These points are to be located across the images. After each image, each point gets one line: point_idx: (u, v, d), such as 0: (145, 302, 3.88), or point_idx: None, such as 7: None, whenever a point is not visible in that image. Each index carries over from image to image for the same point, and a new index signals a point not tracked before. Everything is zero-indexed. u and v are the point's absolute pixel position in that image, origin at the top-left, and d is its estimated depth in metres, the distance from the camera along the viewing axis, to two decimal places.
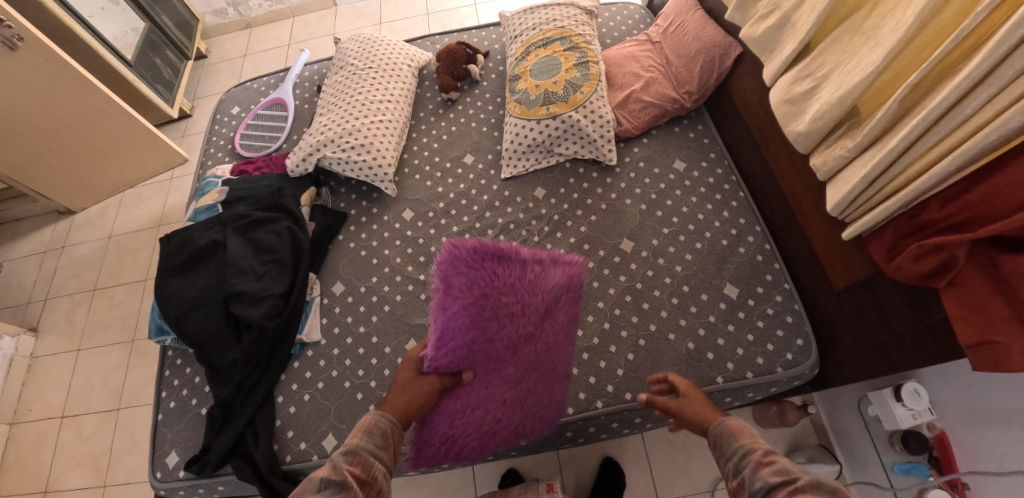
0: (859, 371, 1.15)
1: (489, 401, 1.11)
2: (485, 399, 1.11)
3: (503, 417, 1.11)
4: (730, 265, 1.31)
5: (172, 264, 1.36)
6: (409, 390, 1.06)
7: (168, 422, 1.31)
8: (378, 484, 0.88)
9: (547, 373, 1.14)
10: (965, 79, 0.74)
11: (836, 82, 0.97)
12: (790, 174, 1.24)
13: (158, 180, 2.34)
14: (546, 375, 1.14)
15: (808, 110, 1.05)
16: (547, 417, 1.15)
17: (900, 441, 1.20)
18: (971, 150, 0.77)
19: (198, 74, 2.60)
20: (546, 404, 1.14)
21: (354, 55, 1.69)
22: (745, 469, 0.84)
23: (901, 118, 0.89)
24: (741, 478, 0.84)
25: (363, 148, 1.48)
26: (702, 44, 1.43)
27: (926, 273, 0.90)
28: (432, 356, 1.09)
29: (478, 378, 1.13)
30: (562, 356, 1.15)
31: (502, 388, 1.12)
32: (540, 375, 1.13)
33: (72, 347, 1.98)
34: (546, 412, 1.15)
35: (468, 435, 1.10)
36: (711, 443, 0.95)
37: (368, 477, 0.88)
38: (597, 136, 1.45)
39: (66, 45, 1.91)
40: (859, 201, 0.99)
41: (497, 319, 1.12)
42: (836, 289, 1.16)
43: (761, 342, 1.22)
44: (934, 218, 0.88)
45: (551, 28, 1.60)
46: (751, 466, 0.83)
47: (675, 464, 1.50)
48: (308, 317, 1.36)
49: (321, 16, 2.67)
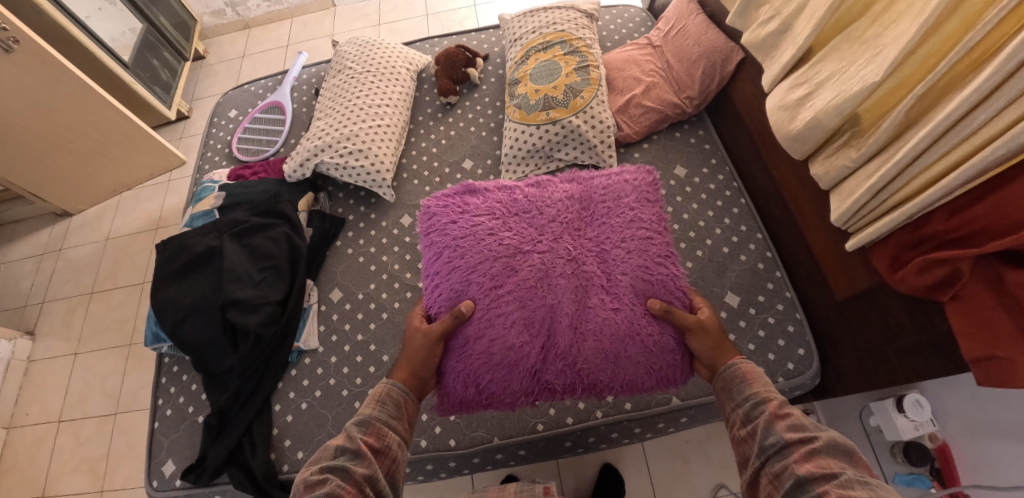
0: (861, 381, 1.14)
1: (493, 331, 1.11)
2: (485, 325, 1.11)
3: (527, 323, 1.11)
4: (731, 273, 1.29)
5: (168, 271, 1.35)
6: (418, 349, 1.08)
7: (165, 430, 1.31)
8: (392, 453, 0.90)
9: (597, 284, 1.14)
10: (974, 92, 0.73)
11: (831, 89, 0.96)
12: (792, 181, 1.23)
13: (155, 182, 2.32)
14: (584, 287, 1.14)
15: (800, 113, 1.03)
16: (644, 340, 1.10)
17: (902, 452, 1.19)
18: (980, 163, 0.76)
19: (196, 75, 2.58)
20: (611, 318, 1.11)
21: (352, 59, 1.68)
22: (758, 420, 0.83)
23: (906, 128, 0.87)
24: (750, 427, 0.83)
25: (362, 153, 1.47)
26: (703, 48, 1.42)
27: (931, 286, 0.89)
28: (427, 300, 1.18)
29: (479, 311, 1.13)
30: (635, 259, 1.16)
31: (503, 304, 1.12)
32: (588, 282, 1.14)
33: (69, 351, 1.97)
34: (621, 332, 1.10)
35: (491, 351, 1.10)
36: (720, 387, 0.94)
37: (383, 446, 0.90)
38: (597, 141, 1.43)
39: (62, 46, 1.89)
40: (862, 212, 0.98)
41: (472, 242, 1.19)
42: (838, 299, 1.15)
43: (762, 351, 1.20)
44: (939, 231, 0.86)
45: (551, 31, 1.58)
46: (765, 418, 0.81)
47: (675, 471, 1.49)
48: (305, 324, 1.34)
49: (320, 17, 2.65)
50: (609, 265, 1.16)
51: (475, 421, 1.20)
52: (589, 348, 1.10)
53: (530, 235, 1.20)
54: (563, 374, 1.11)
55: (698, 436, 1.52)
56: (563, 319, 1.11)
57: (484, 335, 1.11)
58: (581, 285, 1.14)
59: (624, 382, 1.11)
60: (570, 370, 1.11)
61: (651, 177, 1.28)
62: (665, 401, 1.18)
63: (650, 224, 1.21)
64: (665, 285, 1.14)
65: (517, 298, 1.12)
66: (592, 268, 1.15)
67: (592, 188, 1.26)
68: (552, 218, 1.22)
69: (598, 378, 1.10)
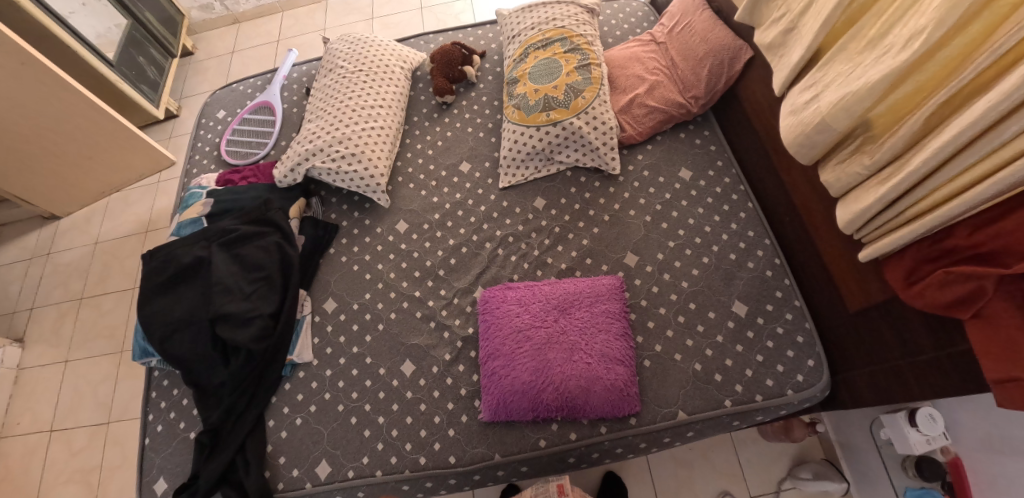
0: (873, 394, 1.10)
1: (495, 361, 1.18)
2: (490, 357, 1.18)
3: (519, 357, 1.16)
4: (739, 281, 1.25)
5: (155, 283, 1.30)
6: None
7: (156, 446, 1.27)
8: None
9: (573, 329, 1.18)
10: (1003, 101, 0.68)
11: (835, 92, 0.91)
12: (802, 186, 1.18)
13: (144, 184, 2.26)
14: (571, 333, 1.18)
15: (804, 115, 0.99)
16: (609, 379, 1.12)
17: (913, 466, 1.17)
18: (1007, 178, 0.71)
19: (184, 72, 2.51)
20: (590, 362, 1.15)
21: (343, 57, 1.61)
22: None
23: (924, 136, 0.82)
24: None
25: (355, 157, 1.42)
26: (710, 46, 1.36)
27: (950, 303, 0.84)
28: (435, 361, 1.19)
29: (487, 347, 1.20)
30: (607, 309, 1.20)
31: (500, 343, 1.19)
32: (564, 328, 1.18)
33: (60, 358, 1.93)
34: (591, 372, 1.13)
35: (491, 386, 1.15)
36: None
37: None
38: (600, 143, 1.38)
39: (43, 45, 1.82)
40: (876, 223, 0.94)
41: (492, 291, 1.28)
42: (850, 310, 1.11)
43: (771, 362, 1.16)
44: (960, 245, 0.82)
45: (550, 28, 1.52)
46: None
47: (679, 480, 1.46)
48: (299, 336, 1.30)
49: (311, 11, 2.58)
50: (585, 313, 1.20)
51: (475, 437, 1.17)
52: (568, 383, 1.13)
53: (527, 286, 1.26)
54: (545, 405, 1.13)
55: (703, 444, 1.49)
56: (543, 359, 1.15)
57: (488, 371, 1.17)
58: (559, 330, 1.18)
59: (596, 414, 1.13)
60: (543, 403, 1.12)
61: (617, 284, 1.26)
62: (671, 416, 1.15)
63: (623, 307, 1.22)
64: (628, 339, 1.18)
65: (514, 341, 1.18)
66: (569, 316, 1.20)
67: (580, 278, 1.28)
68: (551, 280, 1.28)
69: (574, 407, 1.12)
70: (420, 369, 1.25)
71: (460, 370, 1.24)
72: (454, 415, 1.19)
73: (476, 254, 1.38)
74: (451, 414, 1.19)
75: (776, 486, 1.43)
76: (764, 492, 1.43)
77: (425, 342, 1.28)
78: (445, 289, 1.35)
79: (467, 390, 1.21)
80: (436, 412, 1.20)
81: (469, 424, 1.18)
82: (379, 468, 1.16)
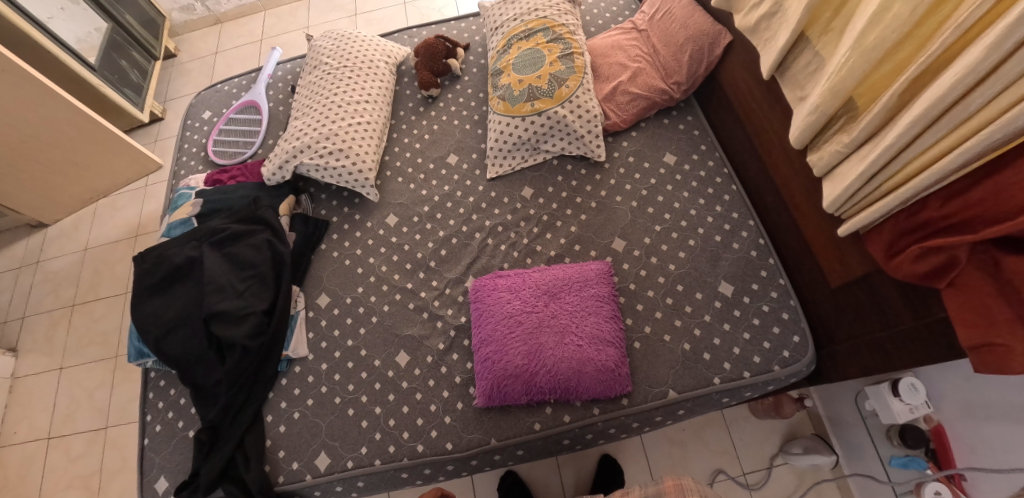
0: (859, 367, 1.13)
1: (490, 347, 1.19)
2: (484, 343, 1.20)
3: (512, 343, 1.18)
4: (724, 262, 1.27)
5: (147, 285, 1.31)
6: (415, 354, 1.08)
7: (155, 447, 1.28)
8: None
9: (564, 313, 1.20)
10: (968, 74, 0.69)
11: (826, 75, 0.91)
12: (783, 166, 1.21)
13: (131, 188, 2.26)
14: (563, 317, 1.19)
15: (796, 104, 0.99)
16: (600, 361, 1.14)
17: (897, 436, 1.20)
18: (975, 149, 0.72)
19: (167, 74, 2.50)
20: (581, 344, 1.16)
21: (328, 53, 1.62)
22: None
23: (897, 112, 0.83)
24: None
25: (342, 152, 1.42)
26: (689, 32, 1.38)
27: (926, 273, 0.86)
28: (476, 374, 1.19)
29: (481, 334, 1.22)
30: (595, 292, 1.22)
31: (492, 329, 1.21)
32: (554, 312, 1.20)
33: (53, 366, 1.92)
34: (583, 354, 1.15)
35: (485, 372, 1.17)
36: None
37: None
38: (585, 131, 1.40)
39: (24, 52, 1.80)
40: (856, 198, 0.95)
41: (483, 280, 1.29)
42: (832, 286, 1.14)
43: (757, 340, 1.19)
44: (935, 217, 0.84)
45: (532, 18, 1.53)
46: None
47: (675, 459, 1.49)
48: (292, 333, 1.31)
49: (294, 9, 2.57)
50: (574, 298, 1.22)
51: (472, 423, 1.19)
52: (561, 366, 1.14)
53: (517, 273, 1.28)
54: (540, 387, 1.15)
55: (696, 424, 1.52)
56: (535, 344, 1.17)
57: (482, 357, 1.19)
58: (550, 314, 1.20)
59: (591, 394, 1.15)
60: (537, 386, 1.15)
61: (606, 268, 1.27)
62: (662, 395, 1.17)
63: (607, 291, 1.23)
64: (618, 320, 1.21)
65: (506, 328, 1.20)
66: (559, 300, 1.22)
67: (566, 267, 1.29)
68: (541, 267, 1.30)
69: (570, 389, 1.14)
70: (415, 359, 1.27)
71: (454, 358, 1.26)
72: (451, 402, 1.21)
73: (466, 245, 1.40)
74: (446, 402, 1.21)
75: (769, 462, 1.46)
76: (757, 468, 1.46)
77: (419, 332, 1.30)
78: (437, 280, 1.36)
79: (462, 378, 1.23)
80: (432, 401, 1.22)
81: (464, 410, 1.20)
82: (377, 457, 1.18)
